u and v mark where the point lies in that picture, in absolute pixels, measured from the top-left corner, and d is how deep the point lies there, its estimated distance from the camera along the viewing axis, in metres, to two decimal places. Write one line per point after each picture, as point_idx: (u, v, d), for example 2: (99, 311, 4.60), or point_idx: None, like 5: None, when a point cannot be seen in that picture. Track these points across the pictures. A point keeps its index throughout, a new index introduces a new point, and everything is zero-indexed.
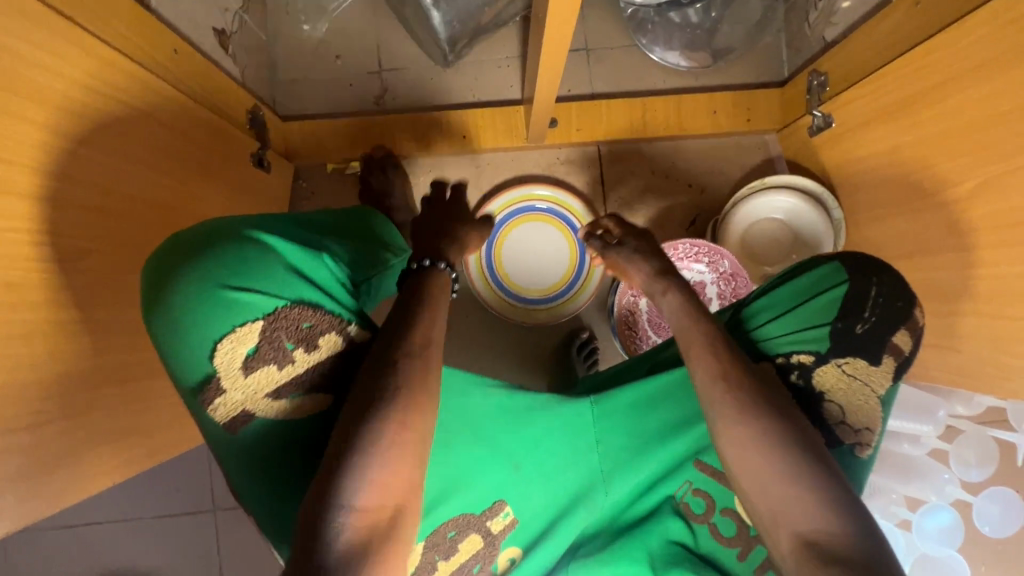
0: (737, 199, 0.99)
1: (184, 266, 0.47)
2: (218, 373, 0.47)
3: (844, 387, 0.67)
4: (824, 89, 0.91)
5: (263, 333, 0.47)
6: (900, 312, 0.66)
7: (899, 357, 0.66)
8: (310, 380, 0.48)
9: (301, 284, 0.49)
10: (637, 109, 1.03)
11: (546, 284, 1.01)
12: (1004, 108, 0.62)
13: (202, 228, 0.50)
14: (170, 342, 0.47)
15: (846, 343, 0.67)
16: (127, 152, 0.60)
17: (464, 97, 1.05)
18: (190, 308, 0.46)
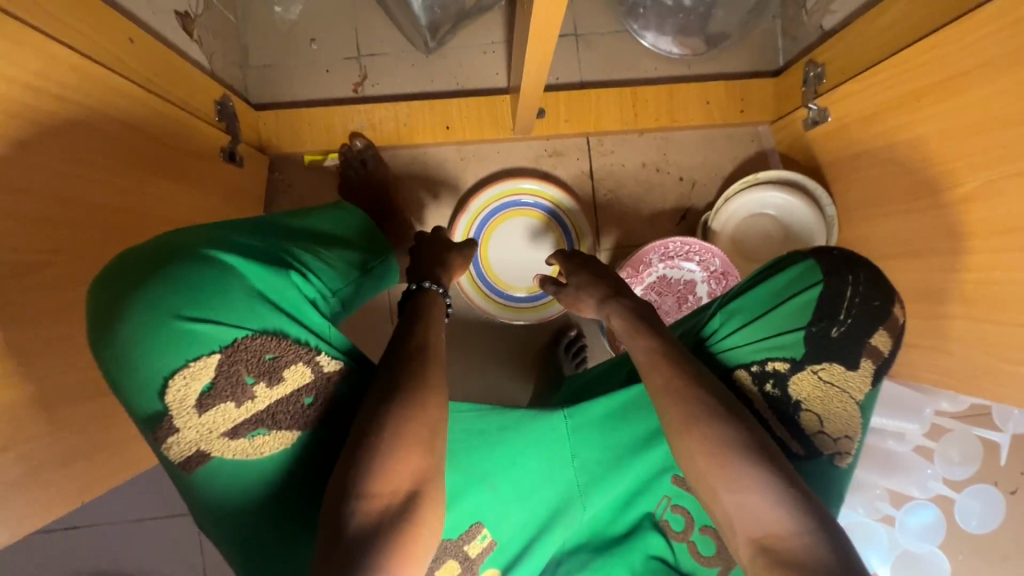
0: (729, 194, 0.96)
1: (133, 297, 0.46)
2: (170, 411, 0.46)
3: (821, 395, 0.66)
4: (821, 81, 0.88)
5: (220, 366, 0.47)
6: (873, 314, 0.66)
7: (875, 359, 0.66)
8: (269, 416, 0.48)
9: (265, 312, 0.49)
10: (627, 100, 0.99)
11: (533, 283, 0.99)
12: (1007, 110, 0.60)
13: (157, 248, 0.49)
14: (121, 378, 0.46)
15: (823, 349, 0.66)
16: (78, 156, 0.55)
17: (448, 85, 1.00)
18: (141, 341, 0.46)
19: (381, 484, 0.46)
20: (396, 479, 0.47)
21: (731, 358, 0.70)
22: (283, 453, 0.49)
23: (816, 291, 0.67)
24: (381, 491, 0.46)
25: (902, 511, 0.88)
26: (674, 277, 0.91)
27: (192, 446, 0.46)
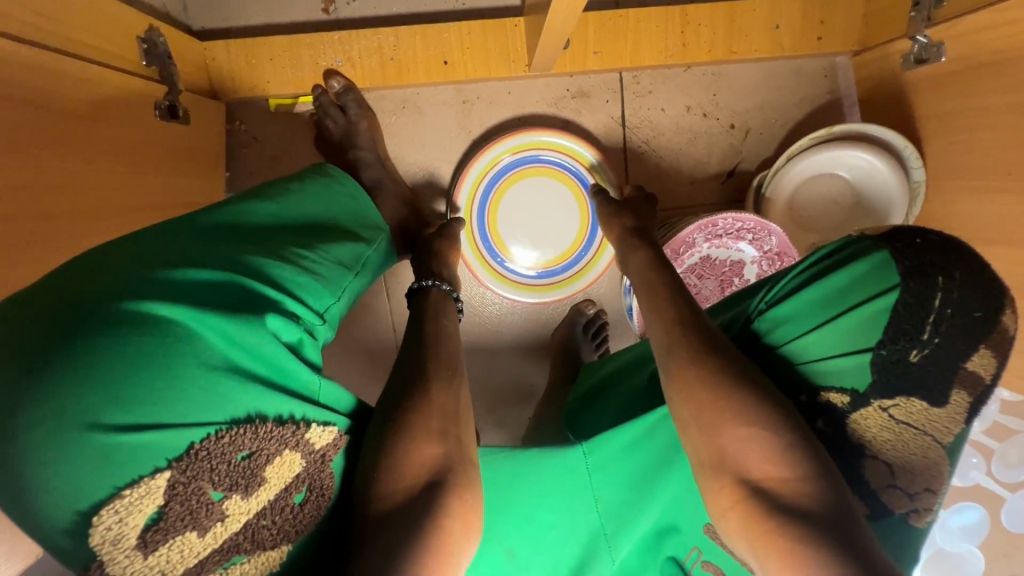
0: (793, 151, 0.78)
1: (24, 406, 0.32)
2: (100, 558, 0.32)
3: (892, 438, 0.51)
4: (939, 3, 0.67)
5: (172, 488, 0.34)
6: (974, 330, 0.48)
7: (972, 389, 0.49)
8: (247, 537, 0.36)
9: (234, 388, 0.37)
10: (675, 22, 0.77)
11: (550, 255, 0.84)
12: None
13: (56, 314, 0.35)
14: (27, 520, 0.33)
15: (898, 379, 0.49)
16: None
17: (445, 3, 0.78)
18: (46, 468, 0.32)
19: (396, 478, 0.42)
20: (411, 473, 0.42)
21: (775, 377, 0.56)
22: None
23: (889, 298, 0.49)
24: (398, 484, 0.42)
25: (946, 510, 0.78)
26: (721, 258, 0.76)
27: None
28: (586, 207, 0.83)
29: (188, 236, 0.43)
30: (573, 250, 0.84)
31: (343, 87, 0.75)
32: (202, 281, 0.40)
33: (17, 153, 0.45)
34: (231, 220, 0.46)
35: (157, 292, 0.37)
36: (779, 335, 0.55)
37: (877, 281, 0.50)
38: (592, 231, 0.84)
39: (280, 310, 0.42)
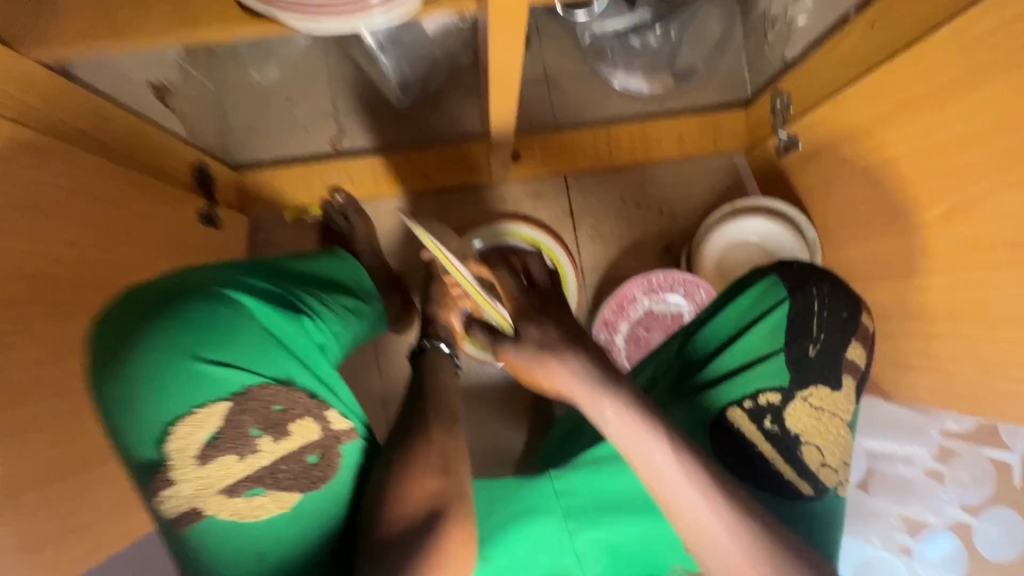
0: (710, 223, 0.96)
1: (142, 344, 0.48)
2: (173, 459, 0.47)
3: (816, 424, 0.63)
4: (789, 110, 0.89)
5: (227, 417, 0.48)
6: (845, 329, 0.64)
7: (856, 376, 0.64)
8: (268, 473, 0.48)
9: (278, 360, 0.50)
10: (602, 138, 1.02)
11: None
12: (962, 134, 0.61)
13: (163, 293, 0.51)
14: (126, 429, 0.48)
15: (805, 373, 0.63)
16: (54, 230, 0.56)
17: (425, 136, 1.00)
18: (151, 384, 0.47)
19: (399, 508, 0.50)
20: (410, 502, 0.50)
21: (739, 421, 0.63)
22: (277, 516, 0.49)
23: (785, 306, 0.65)
24: (402, 512, 0.50)
25: (919, 539, 0.88)
26: (661, 311, 0.89)
27: (190, 501, 0.47)
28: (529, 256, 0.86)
29: (255, 266, 0.59)
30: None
31: (345, 199, 0.93)
32: (266, 289, 0.55)
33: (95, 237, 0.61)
34: (287, 264, 0.62)
35: (235, 287, 0.53)
36: (717, 363, 0.67)
37: (773, 296, 0.66)
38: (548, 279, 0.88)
39: (314, 321, 0.56)
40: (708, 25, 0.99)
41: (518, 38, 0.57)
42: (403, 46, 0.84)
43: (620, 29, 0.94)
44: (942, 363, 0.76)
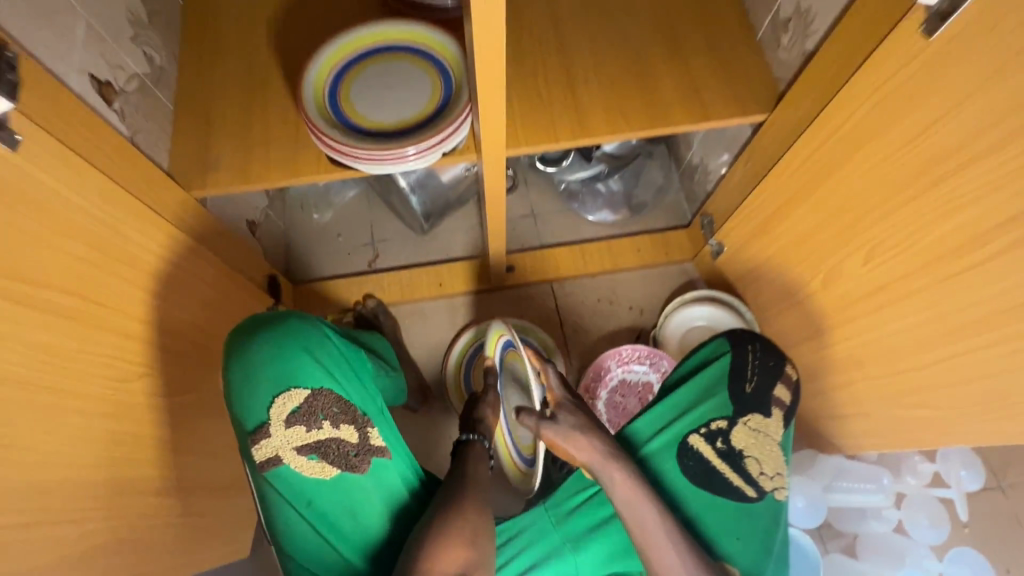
0: (667, 312, 1.18)
1: (261, 339, 0.70)
2: (267, 420, 0.67)
3: (754, 442, 0.75)
4: (713, 225, 1.17)
5: (306, 400, 0.68)
6: (773, 371, 0.77)
7: (785, 408, 0.76)
8: (323, 449, 0.67)
9: (343, 375, 0.71)
10: (578, 254, 1.31)
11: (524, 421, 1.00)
12: (810, 227, 0.87)
13: (277, 314, 0.73)
14: (242, 395, 0.69)
15: (744, 403, 0.76)
16: (183, 304, 0.80)
17: (439, 255, 1.30)
18: (263, 367, 0.69)
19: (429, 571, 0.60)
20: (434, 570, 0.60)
21: (698, 445, 0.76)
22: (325, 482, 0.67)
23: (727, 357, 0.78)
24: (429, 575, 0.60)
25: None
26: (632, 379, 1.08)
27: (273, 451, 0.67)
28: None
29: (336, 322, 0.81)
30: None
31: (376, 303, 1.17)
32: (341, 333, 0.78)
33: (204, 314, 0.85)
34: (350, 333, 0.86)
35: (323, 323, 0.75)
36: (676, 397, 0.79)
37: (719, 346, 0.79)
38: None
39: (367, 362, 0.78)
40: (650, 175, 1.38)
41: (501, 177, 0.88)
42: (428, 189, 1.17)
43: (584, 179, 1.32)
44: (866, 407, 0.91)
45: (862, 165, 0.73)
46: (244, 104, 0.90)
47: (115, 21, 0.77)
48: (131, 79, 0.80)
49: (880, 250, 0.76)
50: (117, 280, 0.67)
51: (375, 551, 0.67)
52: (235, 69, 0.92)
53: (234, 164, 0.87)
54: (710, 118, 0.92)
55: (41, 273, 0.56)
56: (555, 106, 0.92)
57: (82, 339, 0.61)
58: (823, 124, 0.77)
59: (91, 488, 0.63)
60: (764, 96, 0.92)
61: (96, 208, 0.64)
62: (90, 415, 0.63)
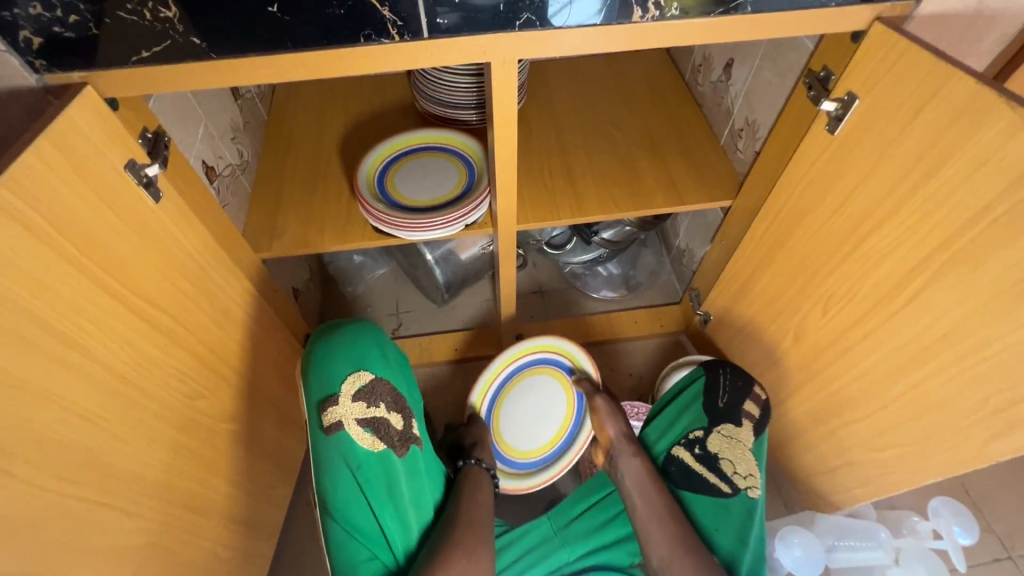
0: (662, 374, 1.28)
1: (340, 335, 0.87)
2: (337, 393, 0.82)
3: (727, 447, 0.88)
4: (700, 297, 1.32)
5: (372, 383, 0.83)
6: (742, 387, 0.89)
7: (755, 419, 0.88)
8: (378, 424, 0.82)
9: (397, 373, 0.88)
10: (580, 325, 1.45)
11: (510, 440, 1.09)
12: (776, 289, 1.01)
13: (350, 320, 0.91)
14: (316, 372, 0.83)
15: (717, 414, 0.89)
16: (240, 341, 0.94)
17: (456, 325, 1.45)
18: (340, 352, 0.85)
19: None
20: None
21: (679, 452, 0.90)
22: (374, 451, 0.82)
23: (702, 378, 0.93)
24: None
25: None
26: None
27: (337, 418, 0.81)
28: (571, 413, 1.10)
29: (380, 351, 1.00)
30: (540, 454, 1.10)
31: None
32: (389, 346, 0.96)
33: (254, 354, 0.98)
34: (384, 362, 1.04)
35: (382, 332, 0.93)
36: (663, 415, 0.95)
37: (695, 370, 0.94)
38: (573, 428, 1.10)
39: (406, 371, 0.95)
40: (644, 260, 1.57)
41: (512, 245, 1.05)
42: (451, 263, 1.35)
43: (586, 262, 1.51)
44: (849, 455, 0.98)
45: (808, 231, 0.89)
46: (308, 188, 1.13)
47: (223, 125, 1.02)
48: (227, 165, 1.03)
49: (833, 302, 0.89)
50: (200, 311, 0.82)
51: (399, 521, 0.81)
52: (303, 163, 1.16)
53: (295, 233, 1.07)
54: (685, 202, 1.11)
55: (152, 295, 0.71)
56: (557, 193, 1.13)
57: (171, 353, 0.75)
58: (775, 202, 0.95)
59: (150, 487, 0.72)
60: (729, 186, 1.13)
61: (196, 253, 0.81)
62: (162, 421, 0.74)
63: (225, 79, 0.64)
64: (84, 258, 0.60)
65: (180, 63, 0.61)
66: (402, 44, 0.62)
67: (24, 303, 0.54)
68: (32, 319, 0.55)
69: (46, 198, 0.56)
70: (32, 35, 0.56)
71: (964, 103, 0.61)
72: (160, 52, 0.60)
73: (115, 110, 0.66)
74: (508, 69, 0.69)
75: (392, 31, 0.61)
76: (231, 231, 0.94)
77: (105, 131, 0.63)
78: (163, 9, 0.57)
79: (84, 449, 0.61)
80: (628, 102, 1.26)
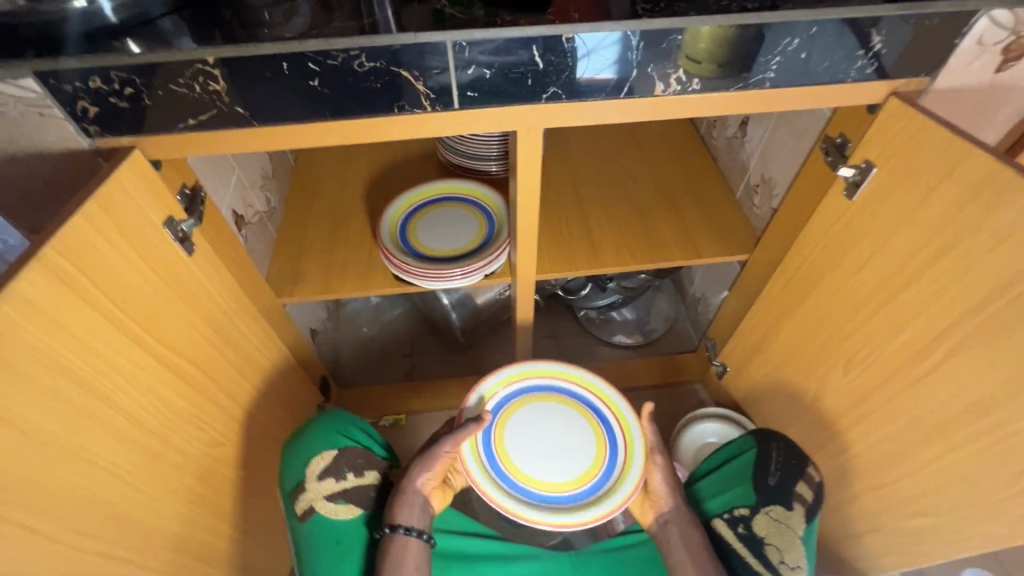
0: (678, 427, 1.28)
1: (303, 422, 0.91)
2: (305, 479, 0.84)
3: (774, 531, 0.89)
4: (716, 348, 1.31)
5: (334, 457, 0.86)
6: (796, 468, 0.92)
7: (806, 503, 0.89)
8: (351, 495, 0.85)
9: (362, 442, 0.91)
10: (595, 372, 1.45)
11: (552, 479, 0.85)
12: (796, 345, 1.00)
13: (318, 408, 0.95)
14: (284, 463, 0.87)
15: (767, 494, 0.92)
16: (258, 387, 0.95)
17: (470, 368, 1.45)
18: (304, 436, 0.88)
19: None
20: None
21: (721, 527, 0.93)
22: (353, 518, 0.83)
23: (756, 450, 0.97)
24: None
25: None
26: None
27: (308, 503, 0.83)
28: (602, 458, 0.87)
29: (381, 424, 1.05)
30: (557, 494, 0.84)
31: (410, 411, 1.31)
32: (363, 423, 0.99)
33: (271, 400, 0.99)
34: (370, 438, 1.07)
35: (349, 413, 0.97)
36: (710, 485, 0.99)
37: (747, 446, 0.99)
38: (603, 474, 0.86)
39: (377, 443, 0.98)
40: (660, 306, 1.57)
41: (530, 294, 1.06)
42: (467, 307, 1.37)
43: (601, 307, 1.52)
44: (874, 521, 0.94)
45: (827, 291, 0.89)
46: (331, 234, 1.16)
47: (253, 175, 1.05)
48: (255, 213, 1.06)
49: (854, 362, 0.88)
50: (222, 359, 0.83)
51: None
52: (327, 210, 1.20)
53: (317, 278, 1.09)
54: (701, 256, 1.12)
55: (177, 344, 0.73)
56: (574, 244, 1.14)
57: (191, 402, 0.76)
58: (792, 261, 0.96)
59: (166, 539, 0.72)
60: (745, 240, 1.14)
61: (222, 301, 0.83)
62: (179, 470, 0.74)
63: (265, 142, 0.67)
64: (118, 313, 0.62)
65: (225, 129, 0.65)
66: (433, 114, 0.66)
67: (61, 359, 0.55)
68: (68, 375, 0.56)
69: (88, 257, 0.58)
70: (88, 105, 0.61)
71: (981, 179, 0.62)
72: (205, 119, 0.64)
73: (159, 170, 0.70)
74: (533, 136, 0.72)
75: (424, 102, 0.64)
76: (256, 278, 0.96)
77: (147, 191, 0.67)
78: (213, 83, 0.60)
79: (106, 504, 0.62)
80: (643, 155, 1.29)
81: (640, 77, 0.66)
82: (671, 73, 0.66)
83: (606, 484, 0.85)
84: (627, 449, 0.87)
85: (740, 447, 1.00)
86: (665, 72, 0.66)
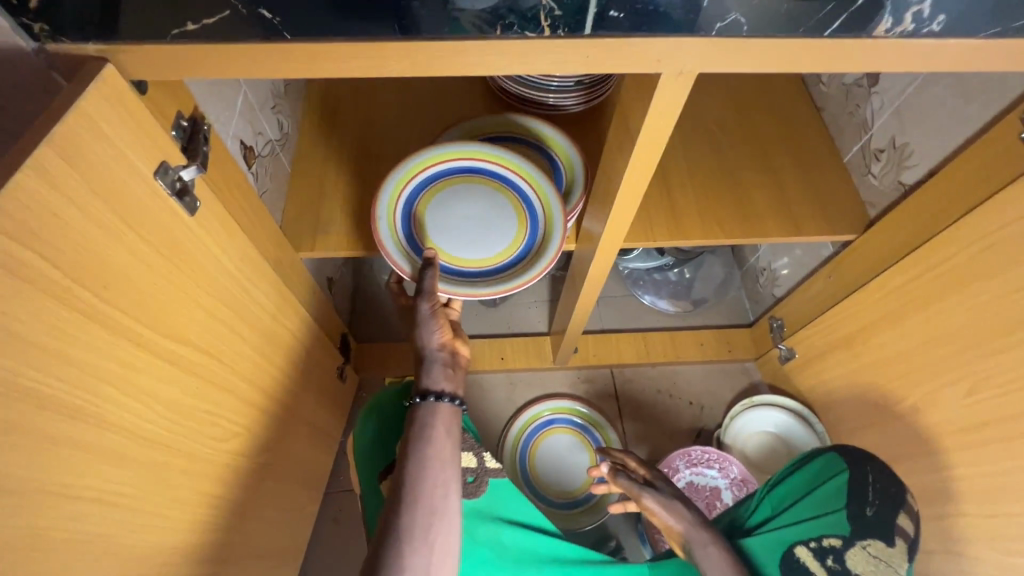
0: (732, 413, 1.17)
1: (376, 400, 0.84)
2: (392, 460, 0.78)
3: (873, 571, 0.68)
4: (784, 329, 1.17)
5: None
6: (895, 497, 0.71)
7: (909, 540, 0.69)
8: None
9: None
10: (640, 342, 1.31)
11: (510, 235, 0.79)
12: (908, 349, 0.86)
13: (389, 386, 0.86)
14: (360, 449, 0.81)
15: (865, 525, 0.70)
16: (276, 360, 0.79)
17: (503, 328, 1.30)
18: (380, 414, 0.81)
19: None
20: None
21: (805, 558, 0.70)
22: None
23: (846, 475, 0.74)
24: None
25: None
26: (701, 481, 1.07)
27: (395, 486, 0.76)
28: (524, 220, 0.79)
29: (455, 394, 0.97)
30: (493, 264, 0.78)
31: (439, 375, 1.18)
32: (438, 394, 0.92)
33: (289, 374, 0.84)
34: None
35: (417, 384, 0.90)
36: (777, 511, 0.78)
37: (833, 466, 0.76)
38: (528, 230, 0.79)
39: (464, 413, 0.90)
40: (711, 270, 1.40)
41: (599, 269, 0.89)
42: None
43: (650, 267, 1.34)
44: (957, 546, 0.86)
45: (976, 298, 0.73)
46: (357, 172, 0.95)
47: (263, 93, 0.82)
48: (267, 143, 0.84)
49: (986, 385, 0.75)
50: (233, 337, 0.67)
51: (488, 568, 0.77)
52: (350, 140, 0.97)
53: (343, 228, 0.90)
54: (801, 233, 0.94)
55: (178, 329, 0.56)
56: (651, 207, 0.96)
57: (201, 395, 0.61)
58: (930, 253, 0.79)
59: (181, 554, 0.60)
60: (853, 217, 0.96)
61: (233, 266, 0.65)
62: (189, 476, 0.61)
63: (303, 69, 0.47)
64: (98, 302, 0.45)
65: (244, 44, 0.44)
66: (553, 41, 0.45)
67: (21, 379, 0.39)
68: (33, 396, 0.40)
69: (48, 227, 0.40)
70: None
71: None
72: (212, 25, 0.43)
73: (145, 96, 0.49)
74: (678, 82, 0.52)
75: (544, 22, 0.44)
76: (273, 230, 0.78)
77: (130, 127, 0.47)
78: None
79: (102, 540, 0.48)
80: (733, 93, 1.05)
81: (865, 5, 0.45)
82: (910, 4, 0.45)
83: (536, 243, 0.78)
84: (521, 170, 0.79)
85: (813, 470, 0.78)
86: (903, 2, 0.45)
